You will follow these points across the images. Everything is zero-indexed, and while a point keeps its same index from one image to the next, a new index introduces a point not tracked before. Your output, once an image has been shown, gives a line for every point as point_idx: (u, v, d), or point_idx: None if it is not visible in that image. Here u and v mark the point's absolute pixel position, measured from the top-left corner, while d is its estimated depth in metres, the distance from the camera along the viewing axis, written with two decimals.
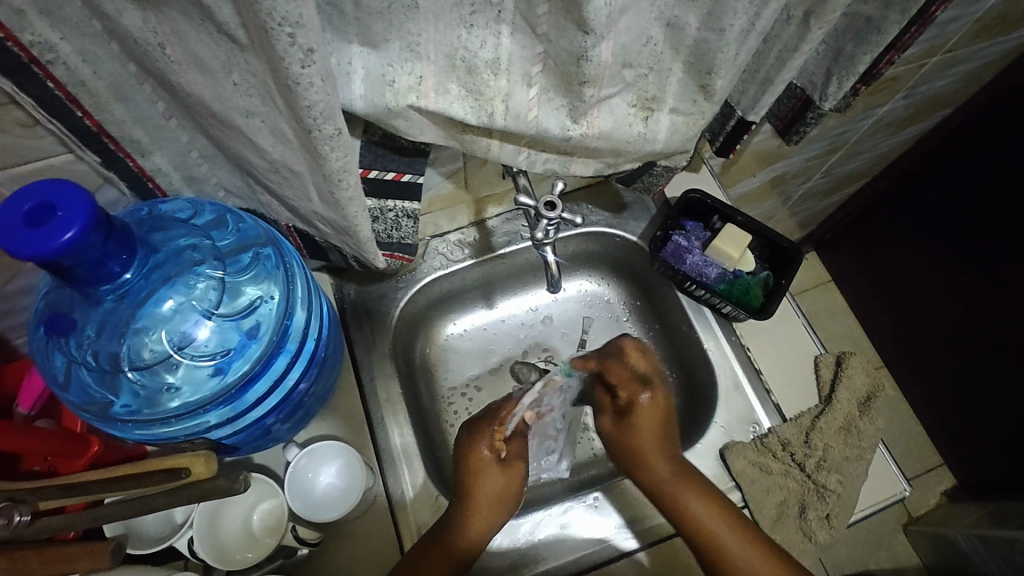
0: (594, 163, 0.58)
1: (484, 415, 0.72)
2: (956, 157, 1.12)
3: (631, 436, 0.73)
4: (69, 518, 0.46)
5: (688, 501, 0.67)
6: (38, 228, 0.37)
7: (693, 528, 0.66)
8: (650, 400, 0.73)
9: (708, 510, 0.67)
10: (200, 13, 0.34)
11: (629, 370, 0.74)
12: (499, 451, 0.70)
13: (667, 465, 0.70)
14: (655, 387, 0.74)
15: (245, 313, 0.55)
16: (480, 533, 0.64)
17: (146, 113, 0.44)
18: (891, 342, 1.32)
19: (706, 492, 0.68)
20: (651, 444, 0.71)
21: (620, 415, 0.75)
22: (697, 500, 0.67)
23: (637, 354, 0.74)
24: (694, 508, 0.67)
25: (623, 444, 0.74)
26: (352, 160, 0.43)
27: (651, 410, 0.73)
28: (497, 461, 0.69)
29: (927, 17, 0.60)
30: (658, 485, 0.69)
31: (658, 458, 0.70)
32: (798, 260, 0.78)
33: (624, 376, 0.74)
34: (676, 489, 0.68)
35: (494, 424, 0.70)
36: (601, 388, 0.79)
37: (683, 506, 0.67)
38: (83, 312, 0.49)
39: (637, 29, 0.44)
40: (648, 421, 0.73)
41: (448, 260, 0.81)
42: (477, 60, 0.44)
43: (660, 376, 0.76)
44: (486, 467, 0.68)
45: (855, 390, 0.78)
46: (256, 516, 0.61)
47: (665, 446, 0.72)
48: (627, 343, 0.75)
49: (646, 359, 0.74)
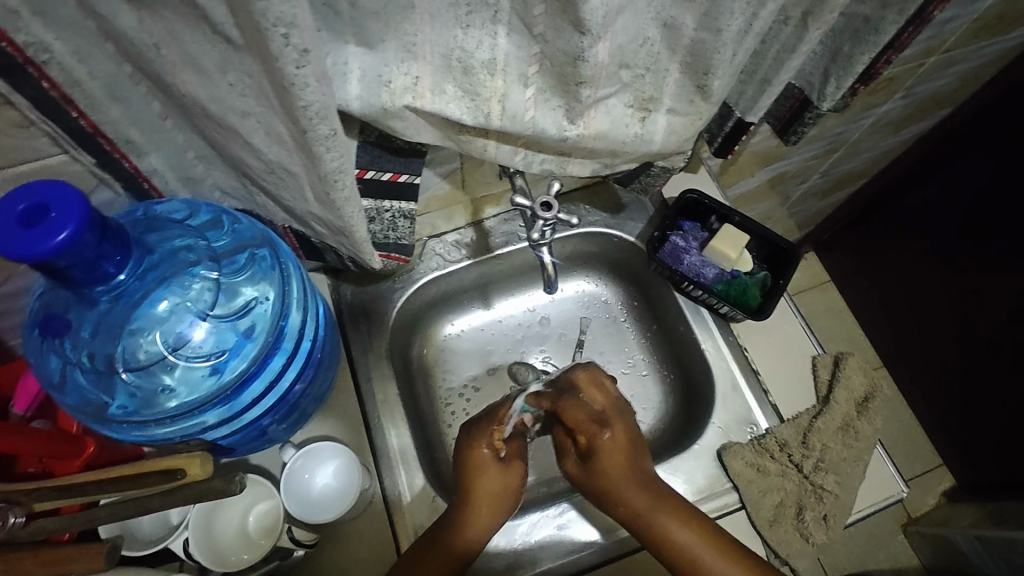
0: (591, 164, 0.58)
1: (488, 414, 0.70)
2: (954, 157, 1.12)
3: (599, 474, 0.67)
4: (64, 521, 0.46)
5: (672, 532, 0.63)
6: (32, 228, 0.36)
7: (681, 561, 0.62)
8: (609, 438, 0.68)
9: (697, 541, 0.63)
10: (194, 14, 0.34)
11: (587, 409, 0.69)
12: (498, 450, 0.68)
13: (641, 496, 0.65)
14: (616, 424, 0.69)
15: (241, 314, 0.55)
16: (475, 535, 0.63)
17: (142, 114, 0.44)
18: (890, 341, 1.32)
19: (692, 522, 0.64)
20: (621, 478, 0.66)
21: (583, 458, 0.69)
22: (684, 533, 0.63)
23: (596, 386, 0.71)
24: (681, 540, 0.63)
25: (591, 486, 0.68)
26: (349, 160, 0.43)
27: (615, 447, 0.68)
28: (496, 460, 0.68)
29: (924, 17, 0.60)
30: (639, 516, 0.65)
31: (631, 491, 0.66)
32: (795, 261, 0.78)
33: (582, 417, 0.69)
34: (657, 520, 0.64)
35: (494, 423, 0.69)
36: (561, 429, 0.74)
37: (670, 535, 0.63)
38: (78, 314, 0.49)
39: (634, 29, 0.44)
40: (615, 455, 0.67)
41: (445, 260, 0.81)
42: (473, 60, 0.44)
43: (621, 409, 0.71)
44: (486, 465, 0.67)
45: (852, 390, 0.78)
46: (252, 517, 0.61)
47: (637, 479, 0.67)
48: (581, 375, 0.72)
49: (602, 393, 0.71)
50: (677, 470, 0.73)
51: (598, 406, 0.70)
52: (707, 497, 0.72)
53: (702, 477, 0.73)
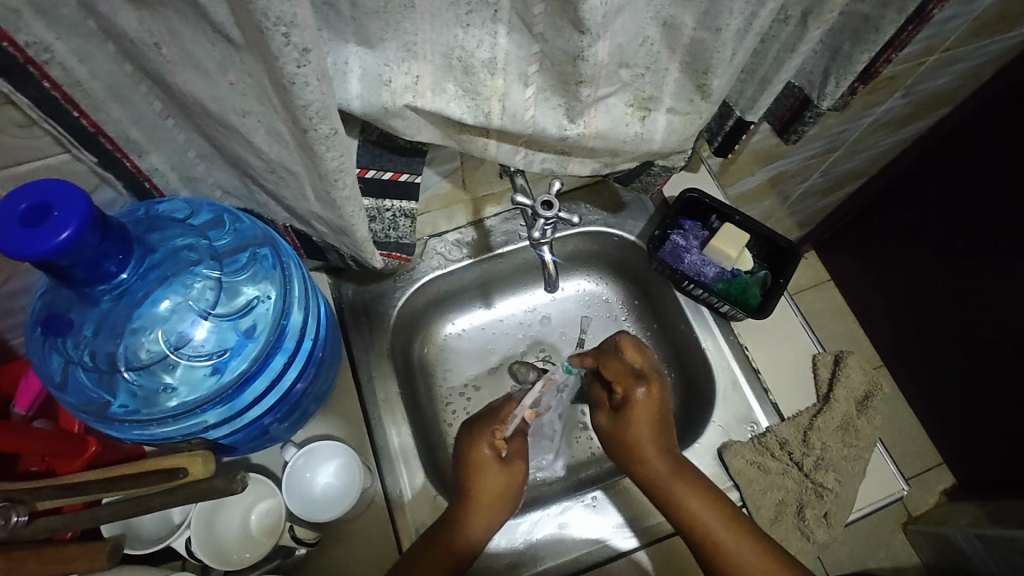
0: (591, 163, 0.58)
1: (489, 414, 0.71)
2: (955, 155, 1.12)
3: (628, 430, 0.71)
4: (66, 519, 0.46)
5: (683, 498, 0.66)
6: (33, 228, 0.37)
7: (687, 525, 0.65)
8: (648, 395, 0.71)
9: (704, 508, 0.66)
10: (195, 13, 0.34)
11: (627, 366, 0.72)
12: (499, 450, 0.69)
13: (661, 461, 0.68)
14: (653, 382, 0.72)
15: (242, 313, 0.55)
16: (474, 534, 0.63)
17: (143, 114, 0.44)
18: (891, 340, 1.32)
19: (700, 488, 0.67)
20: (648, 437, 0.70)
21: (616, 411, 0.73)
22: (694, 499, 0.66)
23: (636, 350, 0.72)
24: (690, 505, 0.66)
25: (618, 439, 0.72)
26: (349, 159, 0.43)
27: (648, 405, 0.71)
28: (497, 460, 0.69)
29: (924, 16, 0.60)
30: (654, 480, 0.68)
31: (653, 453, 0.69)
32: (795, 260, 0.78)
33: (621, 371, 0.71)
34: (670, 486, 0.67)
35: (495, 423, 0.70)
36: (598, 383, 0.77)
37: (680, 503, 0.66)
38: (80, 313, 0.49)
39: (634, 28, 0.44)
40: (643, 416, 0.71)
41: (446, 260, 0.81)
42: (473, 59, 0.44)
43: (658, 371, 0.73)
44: (487, 466, 0.68)
45: (852, 389, 0.79)
46: (254, 517, 0.61)
47: (660, 442, 0.70)
48: (625, 338, 0.73)
49: (643, 355, 0.72)
50: None
51: (637, 364, 0.72)
52: None
53: (702, 475, 0.73)
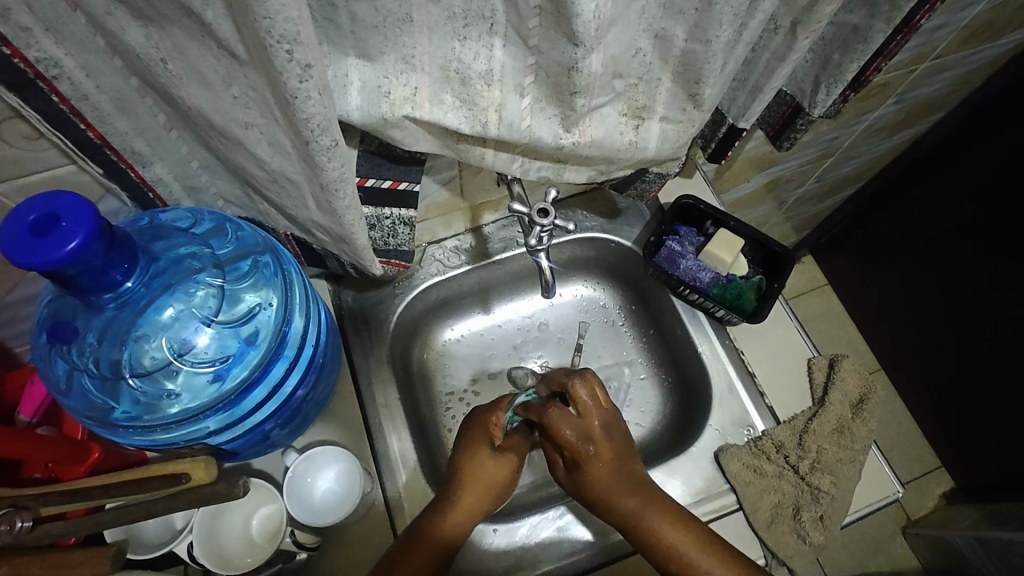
0: (587, 170, 0.59)
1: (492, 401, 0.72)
2: (949, 160, 1.13)
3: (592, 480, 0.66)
4: (70, 526, 0.46)
5: (665, 534, 0.63)
6: (42, 237, 0.38)
7: (670, 559, 0.62)
8: (595, 455, 0.65)
9: (688, 541, 0.63)
10: (201, 31, 0.35)
11: (578, 428, 0.64)
12: (495, 438, 0.69)
13: (633, 500, 0.65)
14: (603, 441, 0.66)
15: (244, 321, 0.56)
16: (455, 526, 0.64)
17: (148, 125, 0.45)
18: (888, 344, 1.33)
19: (681, 522, 0.64)
20: (611, 483, 0.65)
21: (572, 469, 0.67)
22: (675, 533, 0.63)
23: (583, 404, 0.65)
24: (671, 537, 0.63)
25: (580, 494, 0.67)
26: (349, 170, 0.44)
27: (603, 461, 0.66)
28: (492, 449, 0.69)
29: (912, 26, 0.61)
30: (631, 520, 0.64)
31: (625, 496, 0.65)
32: (789, 264, 0.79)
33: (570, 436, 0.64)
34: (646, 523, 0.64)
35: (493, 410, 0.70)
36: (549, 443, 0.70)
37: (659, 536, 0.63)
38: (86, 321, 0.51)
39: (626, 41, 0.45)
40: (602, 468, 0.66)
41: (445, 266, 0.82)
42: (470, 71, 0.45)
43: (609, 419, 0.67)
44: (480, 452, 0.69)
45: (846, 393, 0.80)
46: (256, 522, 0.62)
47: (627, 482, 0.66)
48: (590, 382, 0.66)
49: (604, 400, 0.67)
50: (675, 472, 0.73)
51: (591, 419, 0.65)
52: (705, 499, 0.72)
53: (699, 479, 0.73)
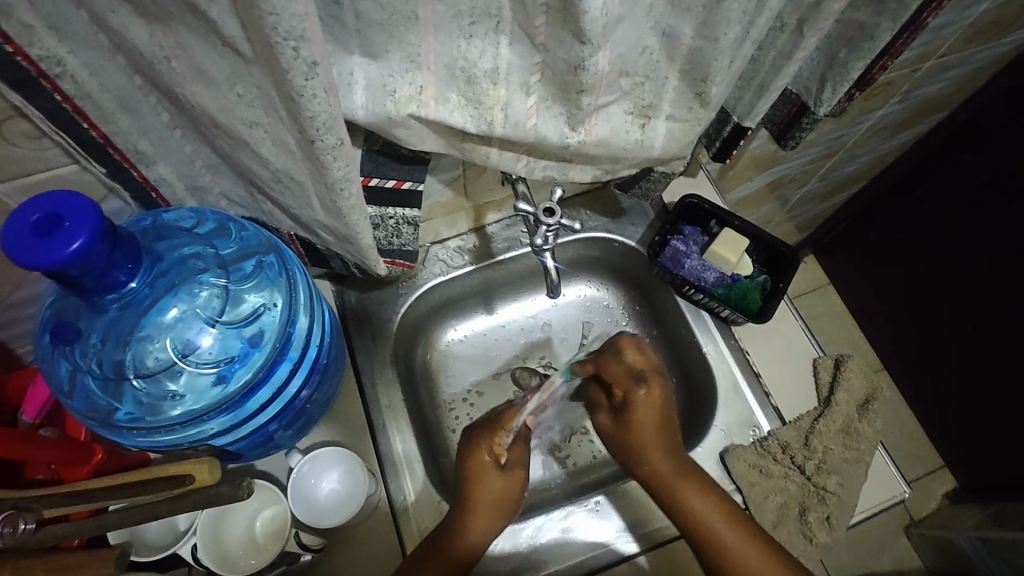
0: (592, 170, 0.59)
1: (492, 419, 0.73)
2: (953, 159, 1.13)
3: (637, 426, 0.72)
4: (73, 527, 0.45)
5: (691, 504, 0.66)
6: (45, 237, 0.37)
7: (691, 526, 0.65)
8: (646, 395, 0.73)
9: (711, 509, 0.65)
10: (205, 28, 0.35)
11: (625, 367, 0.74)
12: (498, 457, 0.70)
13: (666, 461, 0.69)
14: (653, 383, 0.74)
15: (247, 321, 0.56)
16: (478, 537, 0.64)
17: (151, 124, 0.44)
18: (892, 343, 1.33)
19: (709, 490, 0.67)
20: (653, 439, 0.70)
21: (617, 412, 0.75)
22: (700, 499, 0.66)
23: (636, 350, 0.75)
24: (698, 509, 0.65)
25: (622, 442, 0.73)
26: (354, 169, 0.43)
27: (648, 405, 0.72)
28: (497, 468, 0.70)
29: (919, 23, 0.61)
30: (662, 479, 0.68)
31: (657, 454, 0.69)
32: (794, 264, 0.79)
33: (620, 373, 0.74)
34: (677, 485, 0.67)
35: (494, 430, 0.71)
36: (596, 386, 0.79)
37: (685, 498, 0.66)
38: (88, 321, 0.50)
39: (633, 38, 0.45)
40: (644, 412, 0.72)
41: (448, 266, 0.81)
42: (476, 70, 0.45)
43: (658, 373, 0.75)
44: (486, 471, 0.69)
45: (853, 393, 0.79)
46: (259, 522, 0.62)
47: (665, 443, 0.70)
48: (624, 339, 0.76)
49: (642, 355, 0.75)
50: None
51: (637, 365, 0.74)
52: None
53: None
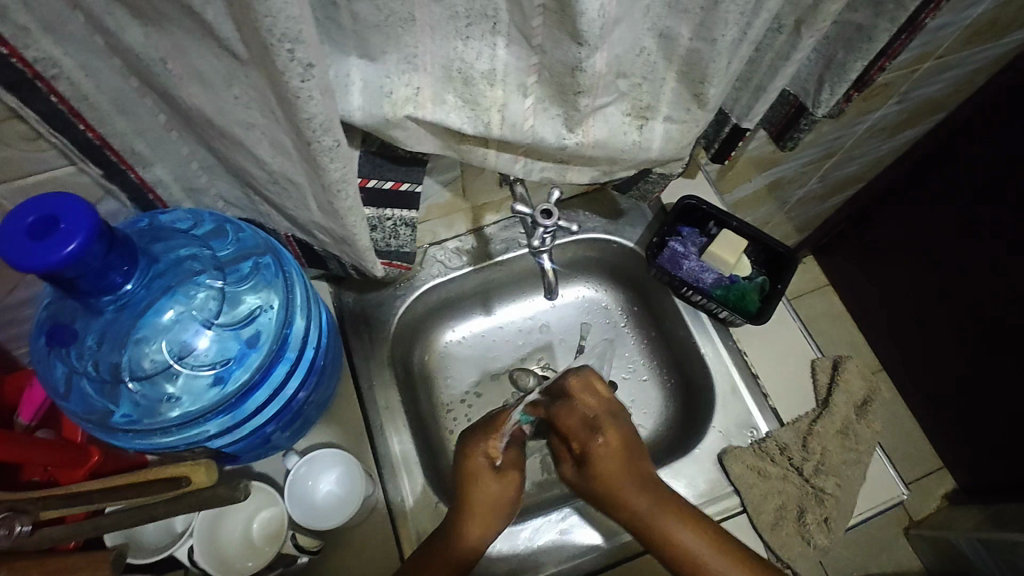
0: (590, 171, 0.59)
1: (485, 423, 0.71)
2: (952, 160, 1.13)
3: (601, 468, 0.67)
4: (69, 529, 0.44)
5: (680, 539, 0.62)
6: (41, 239, 0.37)
7: (683, 562, 0.61)
8: (604, 437, 0.68)
9: (705, 544, 0.62)
10: (201, 29, 0.34)
11: (579, 416, 0.71)
12: (493, 459, 0.69)
13: (643, 498, 0.64)
14: (610, 429, 0.69)
15: (244, 323, 0.56)
16: (476, 540, 0.63)
17: (148, 126, 0.44)
18: (890, 344, 1.33)
19: (697, 523, 0.63)
20: (623, 477, 0.66)
21: (579, 463, 0.70)
22: (690, 537, 0.62)
23: (590, 393, 0.72)
24: (689, 543, 0.62)
25: (589, 490, 0.68)
26: (351, 170, 0.43)
27: (609, 453, 0.67)
28: (492, 469, 0.69)
29: (917, 24, 0.61)
30: (644, 522, 0.63)
31: (632, 492, 0.65)
32: (793, 266, 0.79)
33: (575, 424, 0.71)
34: (661, 521, 0.63)
35: (490, 431, 0.70)
36: (557, 437, 0.75)
37: (673, 535, 0.62)
38: (85, 323, 0.50)
39: (630, 40, 0.45)
40: (606, 453, 0.67)
41: (446, 267, 0.81)
42: (473, 71, 0.44)
43: (612, 415, 0.71)
44: (481, 473, 0.68)
45: (852, 394, 0.80)
46: (256, 524, 0.61)
47: (638, 478, 0.66)
48: (573, 380, 0.72)
49: (595, 398, 0.72)
50: (679, 473, 0.73)
51: (591, 411, 0.71)
52: (709, 501, 0.72)
53: (703, 482, 0.73)
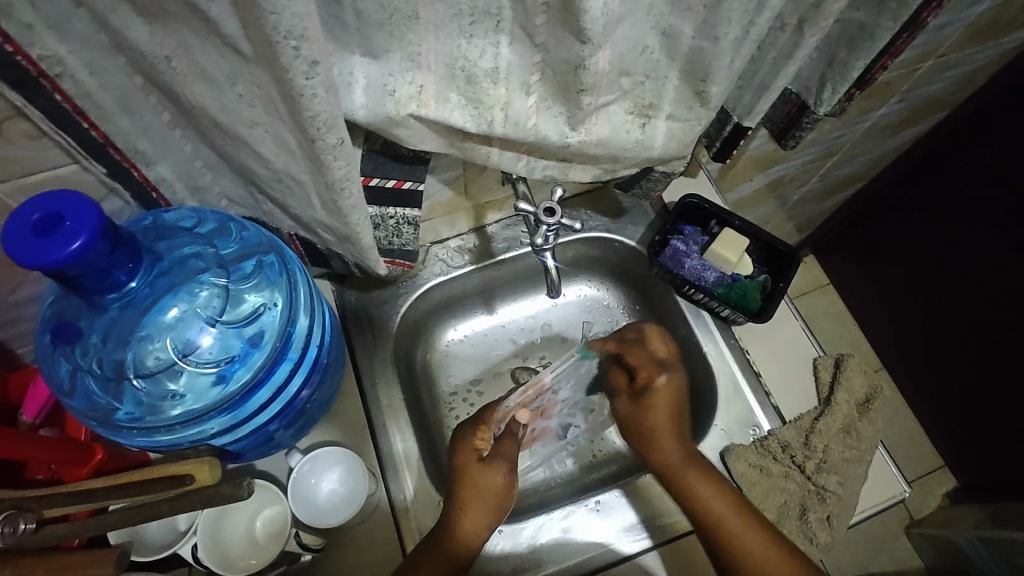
0: (592, 169, 0.59)
1: (475, 415, 0.72)
2: (952, 159, 1.13)
3: (653, 409, 0.72)
4: (72, 527, 0.45)
5: (696, 488, 0.67)
6: (45, 236, 0.37)
7: (694, 507, 0.67)
8: (672, 377, 0.73)
9: (717, 497, 0.67)
10: (205, 27, 0.34)
11: (647, 352, 0.73)
12: (480, 450, 0.70)
13: (677, 447, 0.70)
14: (675, 371, 0.73)
15: (247, 321, 0.56)
16: (470, 534, 0.64)
17: (151, 125, 0.44)
18: (891, 343, 1.33)
19: (717, 480, 0.68)
20: (668, 428, 0.72)
21: (637, 395, 0.75)
22: (707, 488, 0.67)
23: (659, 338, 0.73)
24: (698, 491, 0.67)
25: (638, 422, 0.74)
26: (355, 168, 0.43)
27: (668, 393, 0.72)
28: (479, 461, 0.69)
29: (919, 23, 0.61)
30: (669, 465, 0.70)
31: (669, 440, 0.71)
32: (795, 264, 0.79)
33: (643, 358, 0.73)
34: (685, 472, 0.69)
35: (475, 425, 0.71)
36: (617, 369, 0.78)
37: (692, 487, 0.68)
38: (89, 321, 0.50)
39: (633, 38, 0.45)
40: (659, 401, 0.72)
41: (448, 266, 0.81)
42: (476, 69, 0.44)
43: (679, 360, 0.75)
44: (469, 465, 0.69)
45: (853, 391, 0.80)
46: (259, 522, 0.62)
47: (678, 430, 0.72)
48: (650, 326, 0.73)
49: (665, 343, 0.73)
50: None
51: (660, 353, 0.73)
52: None
53: None
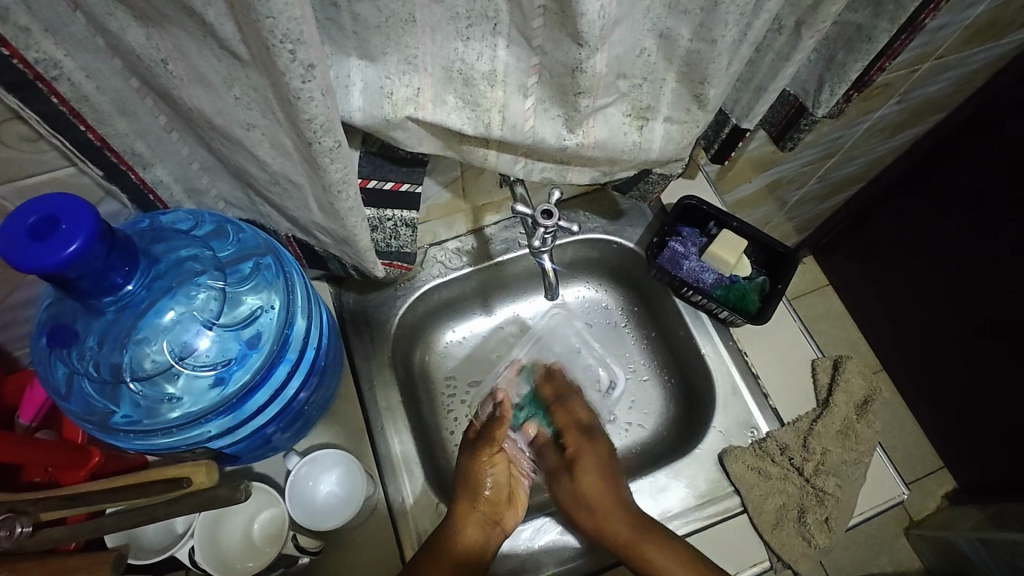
0: (590, 172, 0.59)
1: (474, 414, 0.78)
2: (951, 161, 1.13)
3: (584, 479, 0.72)
4: (70, 530, 0.44)
5: (654, 557, 0.65)
6: (42, 239, 0.37)
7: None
8: (591, 450, 0.75)
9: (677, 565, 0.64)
10: (202, 30, 0.34)
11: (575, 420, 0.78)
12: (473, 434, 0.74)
13: (622, 523, 0.67)
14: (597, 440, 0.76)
15: (245, 323, 0.56)
16: (468, 536, 0.65)
17: (148, 127, 0.44)
18: (891, 344, 1.33)
19: (668, 546, 0.66)
20: (605, 501, 0.69)
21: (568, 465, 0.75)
22: (662, 557, 0.65)
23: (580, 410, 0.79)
24: (655, 558, 0.65)
25: (578, 498, 0.71)
26: (352, 171, 0.43)
27: (596, 459, 0.74)
28: (472, 446, 0.73)
29: (917, 25, 0.61)
30: (621, 540, 0.66)
31: (614, 515, 0.68)
32: (794, 265, 0.79)
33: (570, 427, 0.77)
34: (636, 544, 0.66)
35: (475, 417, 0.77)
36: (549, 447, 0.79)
37: (649, 558, 0.65)
38: (86, 324, 0.50)
39: (630, 40, 0.45)
40: (589, 476, 0.72)
41: (446, 268, 0.81)
42: (474, 71, 0.44)
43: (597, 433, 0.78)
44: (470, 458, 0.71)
45: (852, 393, 0.79)
46: (256, 525, 0.61)
47: (620, 501, 0.69)
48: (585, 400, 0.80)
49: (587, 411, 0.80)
50: (679, 474, 0.73)
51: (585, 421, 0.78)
52: (709, 501, 0.72)
53: (703, 481, 0.73)
